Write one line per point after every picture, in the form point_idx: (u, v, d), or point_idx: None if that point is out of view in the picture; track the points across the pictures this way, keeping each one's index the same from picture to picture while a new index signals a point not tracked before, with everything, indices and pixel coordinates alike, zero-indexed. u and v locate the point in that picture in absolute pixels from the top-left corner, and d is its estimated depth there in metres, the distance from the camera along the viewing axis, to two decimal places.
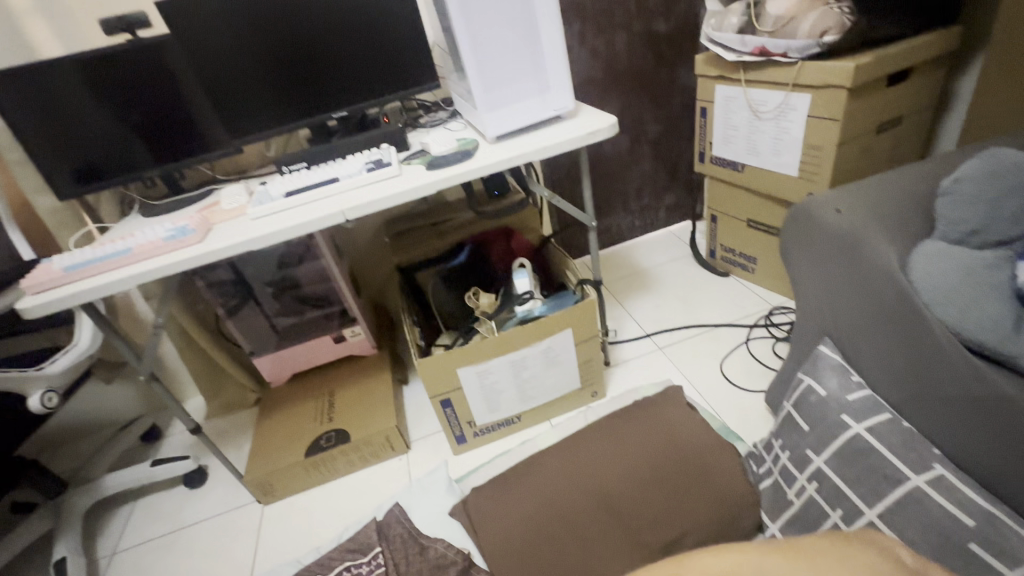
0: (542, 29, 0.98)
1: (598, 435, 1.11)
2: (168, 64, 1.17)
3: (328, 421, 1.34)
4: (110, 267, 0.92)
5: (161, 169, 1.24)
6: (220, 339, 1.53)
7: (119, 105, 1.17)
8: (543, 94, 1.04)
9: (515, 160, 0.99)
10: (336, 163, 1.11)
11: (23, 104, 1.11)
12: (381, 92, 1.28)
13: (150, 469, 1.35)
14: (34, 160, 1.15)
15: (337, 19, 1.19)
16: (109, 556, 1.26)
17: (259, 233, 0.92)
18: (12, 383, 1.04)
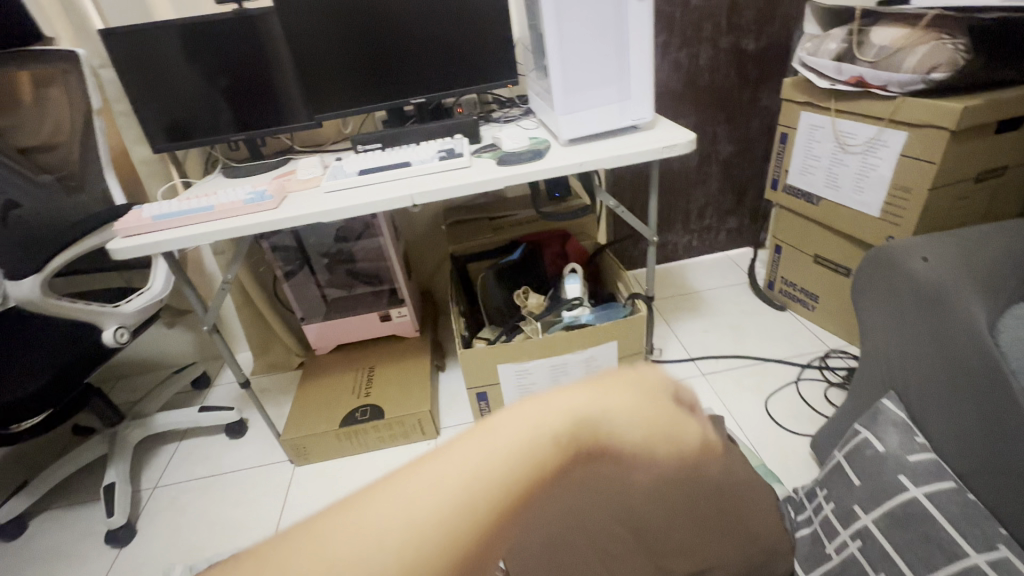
0: (631, 38, 0.97)
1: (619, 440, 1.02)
2: (264, 39, 1.24)
3: (365, 395, 1.38)
4: (194, 222, 0.97)
5: (246, 135, 1.31)
6: (276, 302, 1.60)
7: (216, 70, 1.25)
8: (623, 103, 1.03)
9: (586, 165, 0.98)
10: (410, 147, 1.13)
11: (135, 61, 1.20)
12: (458, 85, 1.30)
13: (199, 414, 1.43)
14: (137, 113, 1.24)
15: (427, 10, 1.21)
16: (150, 489, 1.35)
17: (331, 206, 0.96)
18: (90, 316, 1.12)
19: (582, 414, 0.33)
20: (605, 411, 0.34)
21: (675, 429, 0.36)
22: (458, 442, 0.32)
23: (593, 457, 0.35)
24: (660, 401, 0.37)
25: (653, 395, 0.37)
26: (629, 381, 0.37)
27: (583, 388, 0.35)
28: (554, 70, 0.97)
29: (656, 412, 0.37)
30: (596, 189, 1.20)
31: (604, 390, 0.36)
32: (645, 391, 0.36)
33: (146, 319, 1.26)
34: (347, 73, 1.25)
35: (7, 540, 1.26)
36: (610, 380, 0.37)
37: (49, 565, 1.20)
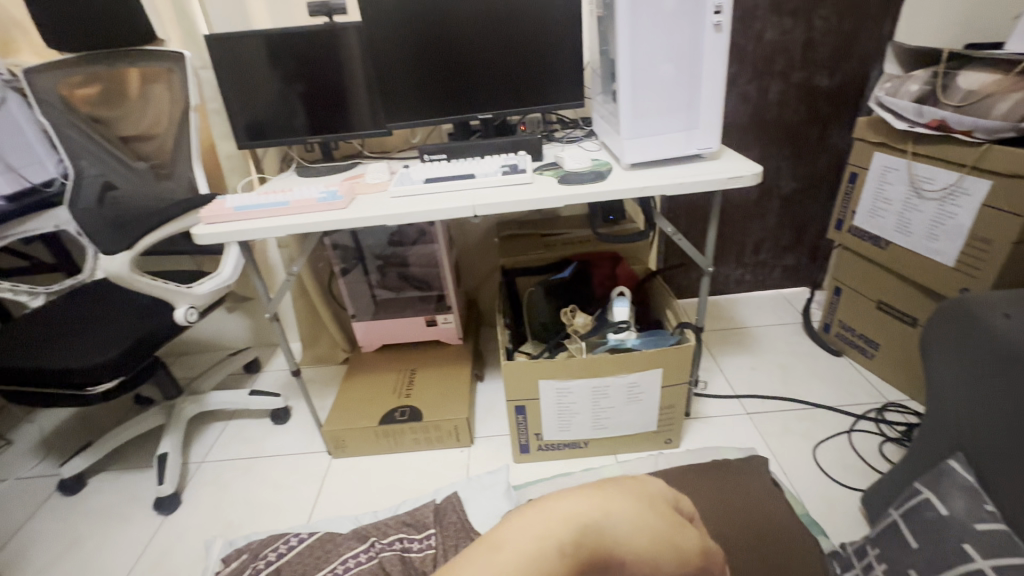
0: (705, 68, 0.97)
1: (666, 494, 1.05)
2: (348, 50, 1.32)
3: (405, 397, 1.41)
4: (270, 215, 1.04)
5: (320, 138, 1.39)
6: (329, 297, 1.67)
7: (302, 76, 1.33)
8: (690, 131, 1.03)
9: (648, 190, 0.99)
10: (475, 160, 1.17)
11: (233, 65, 1.31)
12: (525, 103, 1.33)
13: (249, 397, 1.51)
14: (228, 112, 1.35)
15: (504, 32, 1.26)
16: (198, 463, 1.42)
17: (396, 210, 1.00)
18: (166, 294, 1.20)
19: (582, 520, 0.39)
20: (603, 518, 0.40)
21: (674, 535, 0.42)
22: (473, 550, 0.38)
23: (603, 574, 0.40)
24: (655, 506, 0.43)
25: (654, 504, 0.43)
26: (628, 492, 0.44)
27: (590, 494, 0.42)
28: (624, 94, 0.99)
29: (651, 513, 0.42)
30: (655, 214, 1.19)
31: (603, 496, 0.42)
32: (646, 499, 0.43)
33: (213, 302, 1.33)
34: (421, 86, 1.31)
35: (68, 494, 1.35)
36: (614, 489, 0.43)
37: (102, 523, 1.28)
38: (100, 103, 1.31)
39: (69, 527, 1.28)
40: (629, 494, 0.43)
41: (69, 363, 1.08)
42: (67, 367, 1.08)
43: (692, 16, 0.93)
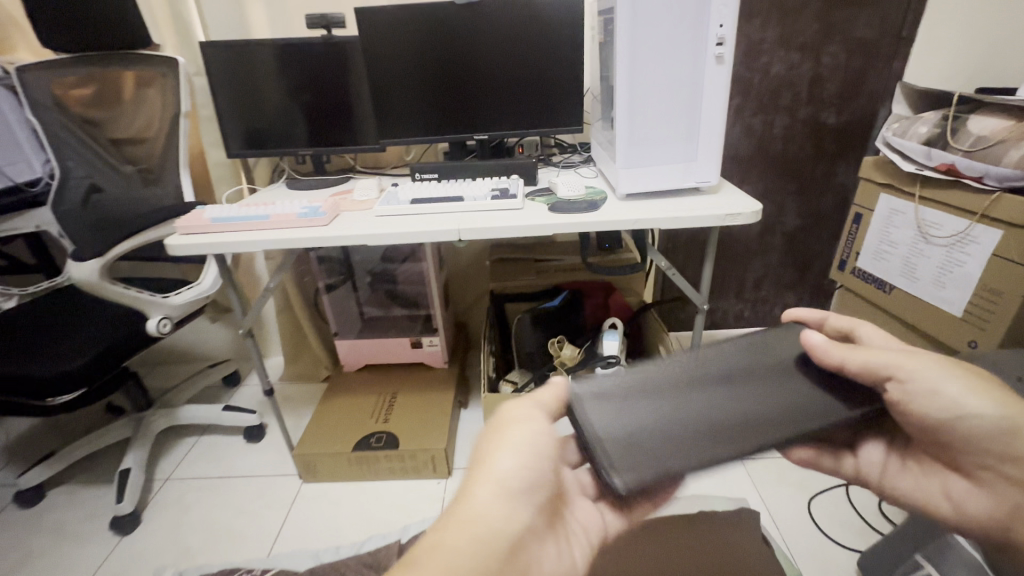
0: (705, 99, 0.94)
1: (652, 548, 0.97)
2: (346, 63, 1.30)
3: (383, 421, 1.35)
4: (246, 228, 0.99)
5: (313, 150, 1.36)
6: (314, 312, 1.62)
7: (298, 86, 1.31)
8: (688, 163, 0.99)
9: (642, 222, 0.94)
10: (466, 182, 1.13)
11: (228, 72, 1.28)
12: (523, 126, 1.30)
13: (222, 412, 1.45)
14: (221, 120, 1.32)
15: (504, 53, 1.23)
16: (162, 480, 1.36)
17: (379, 231, 0.96)
18: (138, 303, 1.15)
19: (482, 500, 0.48)
20: (489, 483, 0.49)
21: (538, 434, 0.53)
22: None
23: (517, 512, 0.49)
24: (512, 435, 0.53)
25: (510, 430, 0.53)
26: (484, 447, 0.53)
27: (469, 487, 0.49)
28: (620, 122, 0.95)
29: (522, 446, 0.52)
30: (650, 246, 1.15)
31: (476, 473, 0.50)
32: (506, 439, 0.52)
33: (190, 315, 1.28)
34: (417, 102, 1.28)
35: (24, 506, 1.29)
36: (480, 457, 0.52)
37: (56, 539, 1.21)
38: (92, 104, 1.28)
39: (20, 541, 1.21)
40: (494, 456, 0.51)
41: (28, 371, 1.03)
42: (25, 376, 1.03)
43: (694, 46, 0.90)
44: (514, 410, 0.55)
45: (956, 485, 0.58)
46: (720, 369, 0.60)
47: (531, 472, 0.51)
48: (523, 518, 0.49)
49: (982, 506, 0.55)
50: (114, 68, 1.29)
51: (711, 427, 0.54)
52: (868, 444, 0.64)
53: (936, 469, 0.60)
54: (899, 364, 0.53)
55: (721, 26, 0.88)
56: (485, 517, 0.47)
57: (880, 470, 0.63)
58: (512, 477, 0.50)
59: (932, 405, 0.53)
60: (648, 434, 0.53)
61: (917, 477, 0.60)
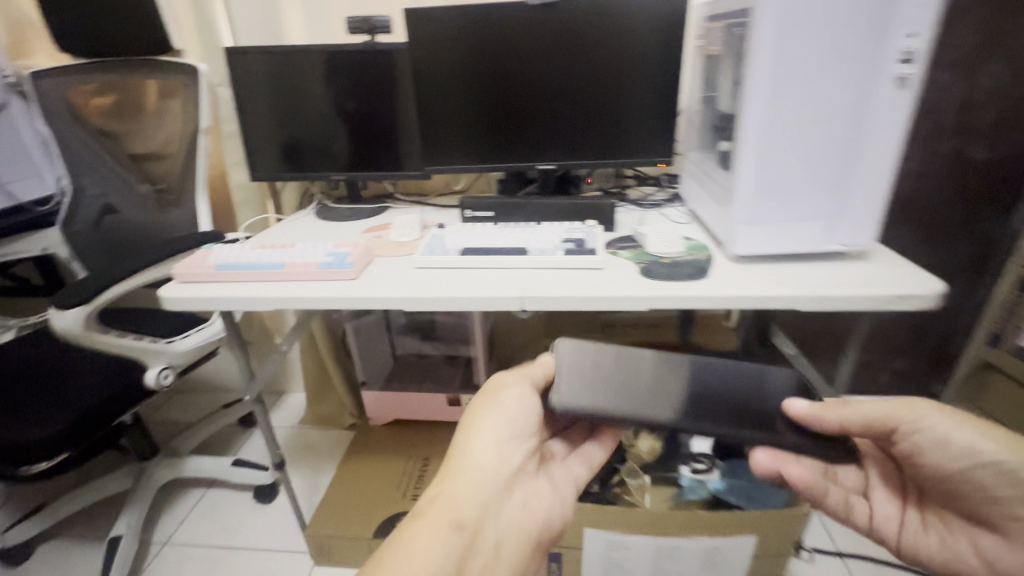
0: (869, 137, 0.68)
1: None
2: (391, 74, 1.10)
3: (412, 498, 1.14)
4: (258, 278, 0.80)
5: (347, 175, 1.18)
6: (341, 353, 1.42)
7: (334, 101, 1.12)
8: (831, 221, 0.73)
9: (772, 300, 0.69)
10: (529, 226, 0.90)
11: (255, 82, 1.11)
12: (596, 154, 1.07)
13: (231, 467, 1.27)
14: (246, 138, 1.15)
15: (579, 66, 1.01)
16: (160, 544, 1.19)
17: (419, 292, 0.75)
18: (137, 352, 0.97)
19: (478, 448, 0.57)
20: (484, 435, 0.57)
21: (530, 398, 0.60)
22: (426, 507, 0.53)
23: (510, 455, 0.58)
24: (503, 397, 0.60)
25: (500, 390, 0.61)
26: (478, 403, 0.61)
27: (468, 439, 0.58)
28: (745, 163, 0.71)
29: (514, 406, 0.59)
30: (769, 322, 0.89)
31: (473, 428, 0.58)
32: (497, 399, 0.59)
33: (197, 362, 1.10)
34: (472, 123, 1.07)
35: (8, 566, 1.14)
36: (475, 413, 0.60)
37: None
38: (112, 116, 1.17)
39: None
40: (486, 411, 0.59)
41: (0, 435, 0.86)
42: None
43: (866, 62, 0.64)
44: (502, 382, 0.61)
45: (985, 541, 0.59)
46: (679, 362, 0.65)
47: (520, 426, 0.59)
48: (515, 460, 0.58)
49: (1015, 561, 0.57)
50: (136, 76, 1.14)
51: (644, 401, 0.59)
52: (881, 493, 0.66)
53: (966, 528, 0.61)
54: (902, 415, 0.59)
55: (911, 36, 0.62)
56: (478, 464, 0.56)
57: (897, 524, 0.65)
58: (500, 432, 0.58)
59: (944, 454, 0.58)
60: (584, 390, 0.59)
61: (939, 534, 0.62)
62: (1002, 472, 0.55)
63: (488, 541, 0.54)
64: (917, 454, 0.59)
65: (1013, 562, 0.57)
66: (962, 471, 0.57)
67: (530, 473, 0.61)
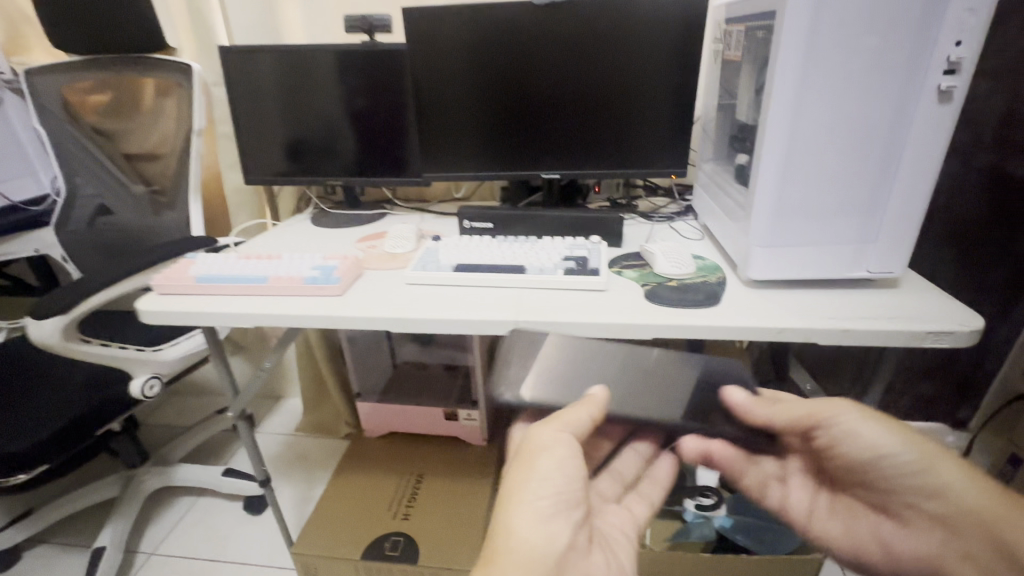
0: (904, 153, 0.61)
1: None
2: (393, 75, 1.05)
3: (403, 517, 1.10)
4: (240, 291, 0.76)
5: (345, 179, 1.13)
6: (337, 361, 1.39)
7: (331, 102, 1.08)
8: (858, 244, 0.67)
9: (790, 332, 0.63)
10: (529, 240, 0.85)
11: (249, 82, 1.07)
12: (604, 163, 1.01)
13: (221, 477, 1.24)
14: (240, 139, 1.11)
15: (589, 69, 0.95)
16: (146, 554, 1.16)
17: (406, 312, 0.70)
18: (121, 361, 0.94)
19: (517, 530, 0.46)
20: (521, 513, 0.47)
21: (571, 457, 0.50)
22: None
23: (558, 533, 0.47)
24: (537, 459, 0.49)
25: (538, 449, 0.50)
26: (513, 468, 0.50)
27: (507, 520, 0.47)
28: (767, 180, 0.65)
29: (556, 471, 0.49)
30: (789, 356, 0.84)
31: (508, 503, 0.48)
32: (533, 463, 0.49)
33: (187, 370, 1.07)
34: (475, 127, 1.02)
35: None
36: (511, 482, 0.49)
37: None
38: (106, 115, 1.14)
39: None
40: (525, 481, 0.48)
41: None
42: None
43: (904, 74, 0.58)
44: (538, 442, 0.50)
45: (887, 529, 0.58)
46: (692, 365, 0.59)
47: (564, 494, 0.48)
48: (564, 536, 0.47)
49: (907, 547, 0.56)
50: (131, 74, 1.11)
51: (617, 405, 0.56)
52: (797, 479, 0.64)
53: (868, 514, 0.59)
54: (822, 414, 0.56)
55: (957, 44, 0.56)
56: (520, 550, 0.45)
57: (808, 509, 0.63)
58: (542, 506, 0.47)
59: (855, 445, 0.56)
60: (554, 390, 0.59)
61: (844, 522, 0.61)
62: (896, 463, 0.55)
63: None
64: (833, 445, 0.57)
65: (907, 545, 0.56)
66: (870, 462, 0.56)
67: (581, 546, 0.49)
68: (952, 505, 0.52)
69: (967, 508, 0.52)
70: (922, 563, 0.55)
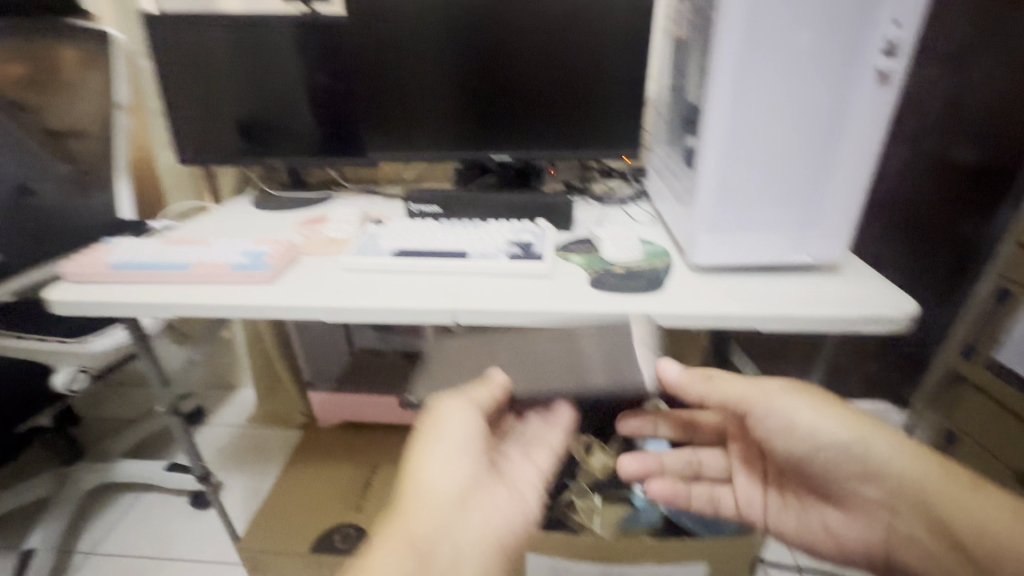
0: (843, 137, 0.61)
1: None
2: (333, 49, 0.99)
3: (355, 509, 1.07)
4: (161, 280, 0.71)
5: (285, 160, 1.06)
6: (288, 349, 1.34)
7: (266, 76, 1.00)
8: (800, 230, 0.66)
9: (731, 318, 0.62)
10: (475, 224, 0.82)
11: (174, 52, 0.98)
12: (557, 145, 0.98)
13: (164, 472, 1.19)
14: (168, 116, 1.03)
15: (538, 46, 0.91)
16: (84, 555, 1.11)
17: (338, 300, 0.66)
18: (40, 355, 0.88)
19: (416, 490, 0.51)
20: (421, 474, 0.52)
21: (471, 423, 0.54)
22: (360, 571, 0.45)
23: (454, 489, 0.51)
24: (439, 426, 0.54)
25: (441, 417, 0.54)
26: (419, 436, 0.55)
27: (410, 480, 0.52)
28: (710, 163, 0.63)
29: (456, 435, 0.53)
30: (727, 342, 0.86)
31: (412, 467, 0.53)
32: (436, 429, 0.53)
33: (118, 363, 1.01)
34: (422, 105, 0.97)
35: None
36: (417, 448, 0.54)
37: None
38: None
39: None
40: (428, 445, 0.53)
41: None
42: None
43: (843, 55, 0.57)
44: (439, 402, 0.55)
45: (834, 518, 0.59)
46: (608, 333, 0.62)
47: (463, 455, 0.53)
48: (464, 477, 0.52)
49: (856, 534, 0.57)
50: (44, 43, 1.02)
51: (541, 378, 0.58)
52: (744, 478, 0.65)
53: (817, 506, 0.60)
54: (753, 400, 0.57)
55: (896, 24, 0.55)
56: (417, 505, 0.50)
57: (761, 508, 0.64)
58: (441, 461, 0.53)
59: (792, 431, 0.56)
60: (464, 383, 0.63)
61: (797, 513, 0.61)
62: (832, 444, 0.55)
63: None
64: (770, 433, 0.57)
65: (856, 535, 0.57)
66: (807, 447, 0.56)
67: (485, 486, 0.54)
68: (886, 480, 0.53)
69: (907, 488, 0.52)
70: (869, 547, 0.56)
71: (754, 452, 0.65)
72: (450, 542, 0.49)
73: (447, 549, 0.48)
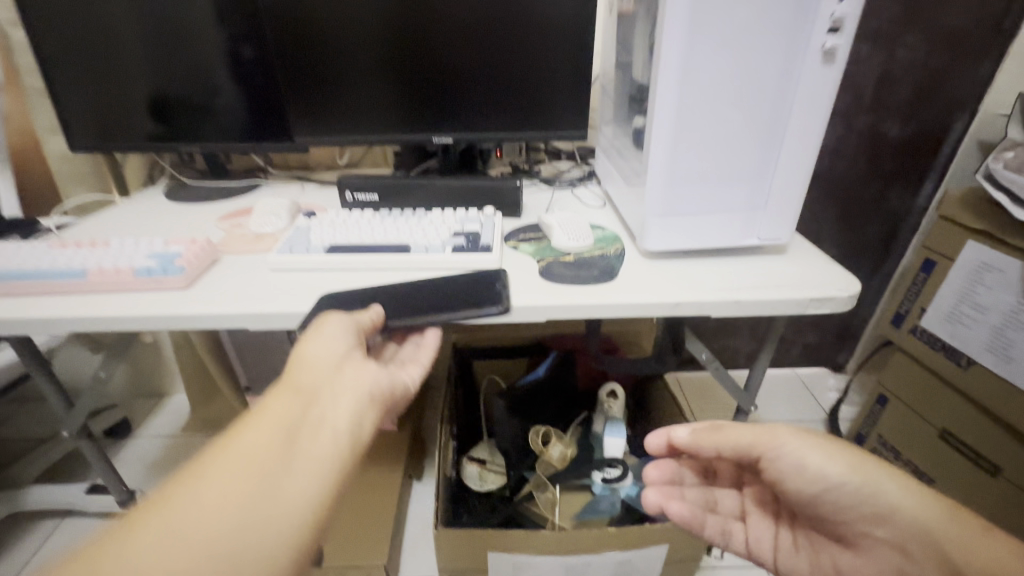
0: (789, 117, 0.60)
1: None
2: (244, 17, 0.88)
3: None
4: (50, 291, 0.61)
5: (199, 145, 0.96)
6: (221, 352, 1.23)
7: (167, 50, 0.88)
8: (748, 211, 0.66)
9: (684, 306, 0.61)
10: (416, 214, 0.76)
11: (52, 21, 0.85)
12: (500, 125, 0.93)
13: (84, 495, 1.08)
14: (53, 96, 0.90)
15: (473, 17, 0.85)
16: None
17: (262, 306, 0.59)
18: None
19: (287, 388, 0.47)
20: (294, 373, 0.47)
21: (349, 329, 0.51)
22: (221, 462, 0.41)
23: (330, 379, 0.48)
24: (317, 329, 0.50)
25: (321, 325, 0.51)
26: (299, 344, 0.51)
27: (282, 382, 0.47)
28: (659, 146, 0.61)
29: (332, 334, 0.50)
30: (681, 330, 0.82)
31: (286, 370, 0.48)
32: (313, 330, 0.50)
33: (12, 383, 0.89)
34: (350, 82, 0.89)
35: None
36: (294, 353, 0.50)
37: None
38: None
39: None
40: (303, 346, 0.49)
41: None
42: None
43: (787, 31, 0.55)
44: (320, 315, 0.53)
45: (844, 560, 0.55)
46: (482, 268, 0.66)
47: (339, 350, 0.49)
48: (338, 352, 0.49)
49: None
50: None
51: (423, 307, 0.59)
52: (757, 518, 0.62)
53: (827, 547, 0.57)
54: (763, 444, 0.53)
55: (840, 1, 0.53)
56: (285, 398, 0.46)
57: (771, 550, 0.61)
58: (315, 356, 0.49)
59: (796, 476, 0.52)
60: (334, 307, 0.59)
61: (809, 556, 0.58)
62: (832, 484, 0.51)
63: (321, 427, 0.44)
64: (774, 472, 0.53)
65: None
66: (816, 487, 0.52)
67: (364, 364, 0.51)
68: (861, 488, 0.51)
69: (910, 510, 0.50)
70: None
71: (766, 492, 0.63)
72: (323, 400, 0.46)
73: (319, 404, 0.46)
